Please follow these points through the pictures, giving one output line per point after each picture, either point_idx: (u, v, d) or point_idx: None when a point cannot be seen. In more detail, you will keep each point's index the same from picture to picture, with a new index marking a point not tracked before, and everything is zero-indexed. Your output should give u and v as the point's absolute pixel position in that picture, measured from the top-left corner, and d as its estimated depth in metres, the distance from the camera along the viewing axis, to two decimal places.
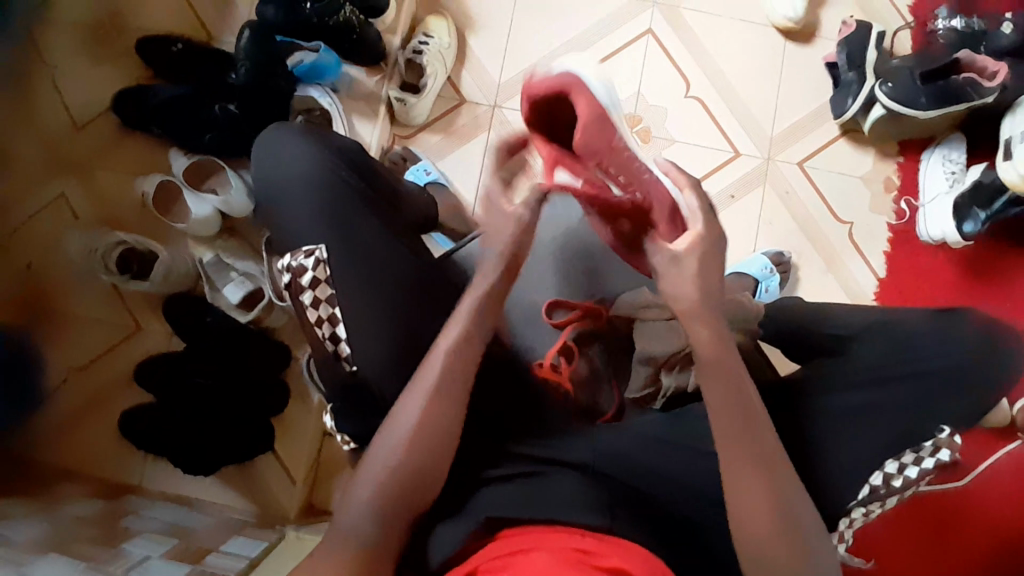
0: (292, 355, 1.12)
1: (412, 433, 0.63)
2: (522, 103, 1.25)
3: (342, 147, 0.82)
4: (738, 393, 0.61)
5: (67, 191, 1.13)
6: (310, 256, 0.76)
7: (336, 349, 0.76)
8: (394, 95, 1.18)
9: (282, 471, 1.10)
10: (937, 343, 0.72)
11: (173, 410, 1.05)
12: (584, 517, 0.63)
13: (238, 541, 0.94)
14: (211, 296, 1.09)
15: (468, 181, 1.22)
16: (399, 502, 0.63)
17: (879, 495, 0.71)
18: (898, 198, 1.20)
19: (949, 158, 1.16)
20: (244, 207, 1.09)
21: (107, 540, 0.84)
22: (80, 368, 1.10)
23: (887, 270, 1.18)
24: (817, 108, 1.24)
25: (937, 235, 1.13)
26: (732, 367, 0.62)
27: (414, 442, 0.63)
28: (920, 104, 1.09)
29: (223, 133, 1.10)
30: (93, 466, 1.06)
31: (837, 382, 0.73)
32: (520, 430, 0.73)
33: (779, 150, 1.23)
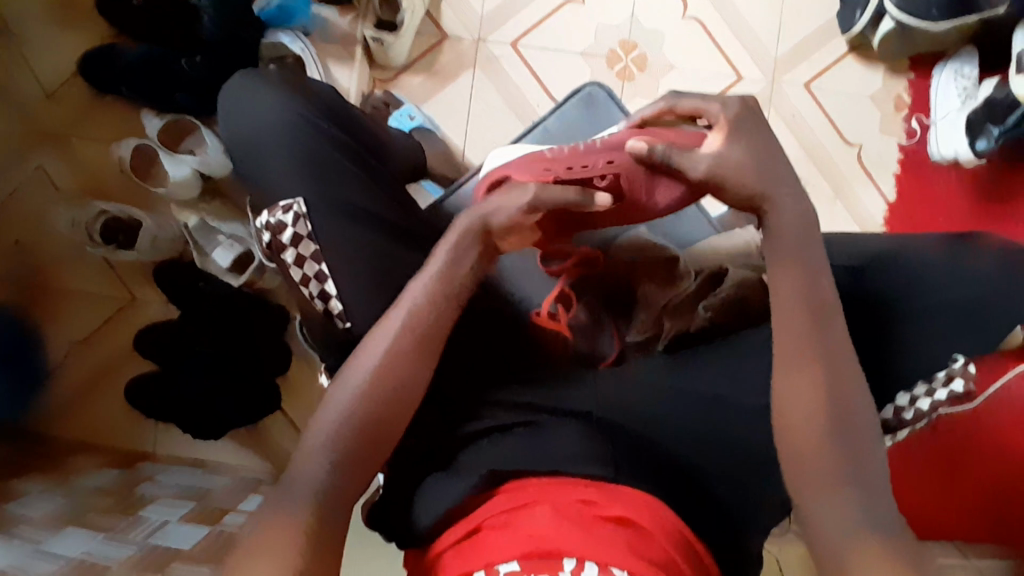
0: (290, 316, 1.10)
1: (398, 385, 0.60)
2: (508, 35, 1.17)
3: (318, 97, 0.78)
4: (801, 295, 0.61)
5: (43, 163, 1.11)
6: (288, 211, 0.70)
7: (327, 307, 0.70)
8: (370, 35, 1.09)
9: (292, 430, 1.11)
10: (951, 277, 0.69)
11: (179, 377, 1.05)
12: (588, 469, 0.63)
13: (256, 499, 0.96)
14: (201, 262, 1.06)
15: (457, 123, 1.16)
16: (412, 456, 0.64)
17: (891, 427, 0.71)
18: (909, 116, 1.14)
19: (962, 73, 1.07)
20: (223, 166, 1.04)
21: (126, 508, 0.87)
22: (81, 340, 1.10)
23: (897, 195, 1.14)
24: (824, 23, 1.15)
25: (949, 154, 1.07)
26: (800, 257, 0.62)
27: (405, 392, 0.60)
28: (931, 17, 1.00)
29: (194, 90, 1.04)
30: (108, 436, 1.08)
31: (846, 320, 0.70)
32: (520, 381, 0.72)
33: (784, 71, 1.16)
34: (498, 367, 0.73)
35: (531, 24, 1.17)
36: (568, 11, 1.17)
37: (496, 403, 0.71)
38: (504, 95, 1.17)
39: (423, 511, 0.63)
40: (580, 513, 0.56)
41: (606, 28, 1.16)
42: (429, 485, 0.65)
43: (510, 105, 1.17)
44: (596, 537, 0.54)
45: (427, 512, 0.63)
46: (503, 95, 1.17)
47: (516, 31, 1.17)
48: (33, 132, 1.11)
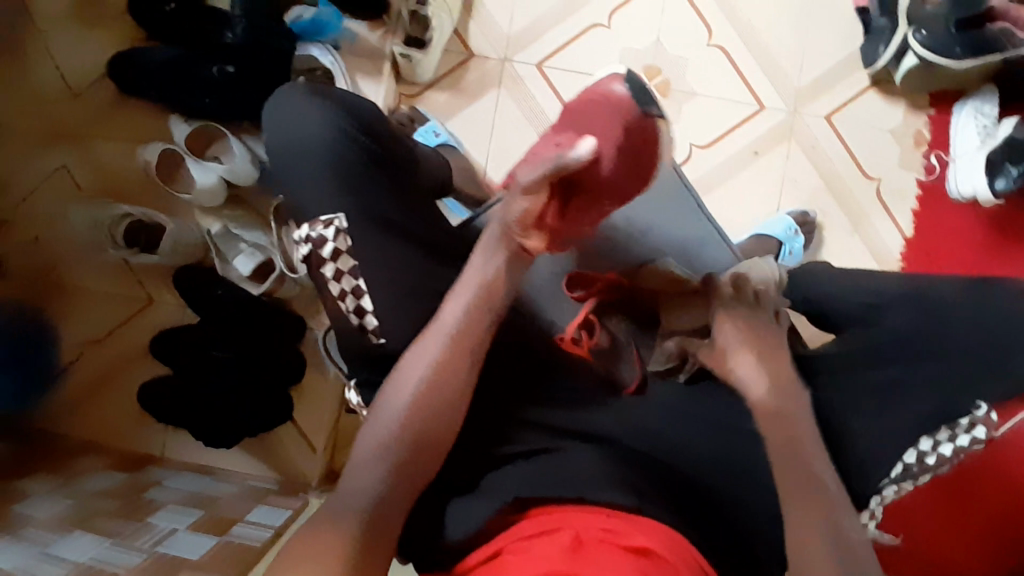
0: (306, 325, 1.11)
1: (436, 392, 0.64)
2: (533, 56, 1.18)
3: (355, 105, 0.78)
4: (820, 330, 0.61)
5: (68, 163, 1.12)
6: (329, 225, 0.71)
7: (361, 322, 0.72)
8: (399, 51, 1.11)
9: (302, 441, 1.10)
10: (973, 321, 0.70)
11: (193, 382, 1.05)
12: (612, 496, 0.61)
13: (262, 510, 0.95)
14: (222, 268, 1.07)
15: (479, 141, 1.17)
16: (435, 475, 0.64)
17: (912, 473, 0.69)
18: (928, 152, 1.14)
19: (982, 111, 1.09)
20: (248, 175, 1.05)
21: (134, 513, 0.86)
22: (97, 341, 1.10)
23: (914, 229, 1.14)
24: (847, 56, 1.16)
25: (968, 193, 1.08)
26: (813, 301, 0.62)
27: (441, 399, 0.64)
28: (955, 55, 1.02)
29: (223, 96, 1.05)
30: (117, 438, 1.08)
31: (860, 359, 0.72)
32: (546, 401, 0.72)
33: (805, 102, 1.17)
34: (524, 387, 0.73)
35: (556, 47, 1.18)
36: (594, 35, 1.18)
37: (523, 423, 0.71)
38: (527, 115, 1.18)
39: (450, 530, 0.64)
40: (601, 541, 0.55)
41: (630, 53, 1.18)
42: (456, 504, 0.66)
43: (533, 126, 1.17)
44: (620, 562, 0.52)
45: (454, 531, 0.63)
46: (526, 115, 1.18)
47: (542, 52, 1.18)
48: (58, 131, 1.12)
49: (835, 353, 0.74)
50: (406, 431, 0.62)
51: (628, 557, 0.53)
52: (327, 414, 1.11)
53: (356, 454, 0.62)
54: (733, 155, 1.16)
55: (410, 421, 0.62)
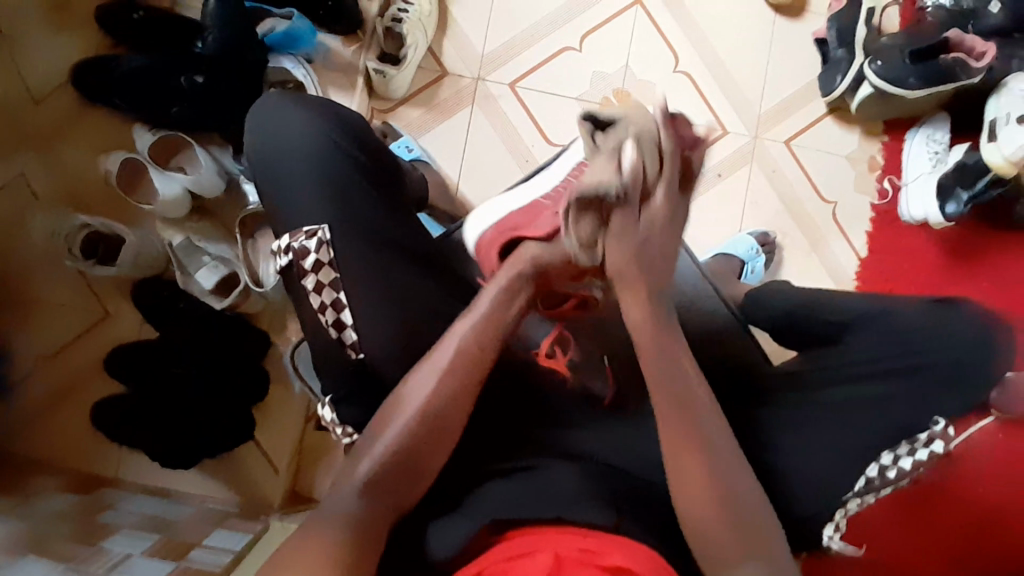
0: (271, 341, 1.08)
1: (433, 419, 0.65)
2: (507, 76, 1.20)
3: (348, 122, 0.79)
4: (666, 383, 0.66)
5: (26, 168, 1.07)
6: (312, 236, 0.71)
7: (340, 336, 0.72)
8: (372, 67, 1.11)
9: (265, 460, 1.07)
10: (932, 337, 0.74)
11: (153, 398, 1.01)
12: (590, 514, 0.62)
13: (222, 533, 0.91)
14: (183, 282, 1.03)
15: (451, 158, 1.18)
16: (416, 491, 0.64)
17: (875, 485, 0.72)
18: (881, 177, 1.20)
19: (934, 138, 1.16)
20: (213, 185, 1.03)
21: (86, 538, 0.82)
22: (46, 356, 1.05)
23: (869, 251, 1.19)
24: (806, 85, 1.22)
25: (919, 216, 1.14)
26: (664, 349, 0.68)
27: (437, 425, 0.65)
28: (909, 85, 1.08)
29: (193, 103, 1.02)
30: (65, 459, 1.02)
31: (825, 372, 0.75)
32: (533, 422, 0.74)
33: (767, 128, 1.21)
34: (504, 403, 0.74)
35: (529, 67, 1.20)
36: (566, 57, 1.21)
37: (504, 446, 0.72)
38: (500, 133, 1.19)
39: (428, 551, 0.62)
40: (581, 561, 0.55)
41: (601, 76, 1.21)
42: (435, 526, 0.64)
43: (506, 144, 1.19)
44: None
45: (437, 549, 0.62)
46: (499, 133, 1.19)
47: (516, 72, 1.20)
48: (14, 135, 1.07)
49: (801, 367, 0.77)
50: (401, 447, 0.64)
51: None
52: (292, 432, 1.08)
53: (349, 472, 0.63)
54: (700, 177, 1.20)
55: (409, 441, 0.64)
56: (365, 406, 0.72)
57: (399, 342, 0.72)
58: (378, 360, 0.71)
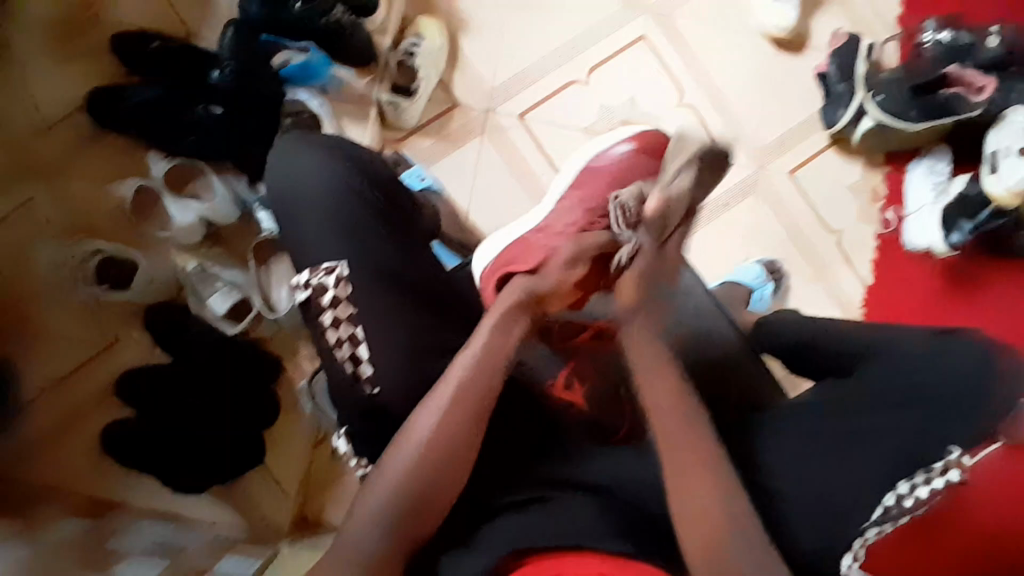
0: (281, 367, 1.08)
1: (439, 450, 0.65)
2: (516, 107, 1.23)
3: (358, 159, 0.80)
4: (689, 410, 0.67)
5: (36, 196, 1.10)
6: (331, 272, 0.73)
7: (356, 370, 0.72)
8: (386, 98, 1.16)
9: (273, 486, 1.07)
10: (948, 363, 0.72)
11: (162, 423, 1.01)
12: (610, 545, 0.62)
13: (232, 558, 0.91)
14: (196, 307, 1.05)
15: (460, 187, 1.20)
16: (427, 519, 0.64)
17: (892, 515, 0.69)
18: (885, 207, 1.22)
19: (935, 168, 1.18)
20: (228, 214, 1.05)
21: (94, 565, 0.81)
22: (57, 381, 1.06)
23: (874, 278, 1.20)
24: (808, 118, 1.24)
25: (924, 245, 1.15)
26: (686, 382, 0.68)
27: (445, 456, 0.66)
28: (910, 117, 1.12)
29: (210, 136, 1.05)
30: (71, 485, 1.01)
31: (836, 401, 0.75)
32: (548, 454, 0.74)
33: (771, 159, 1.24)
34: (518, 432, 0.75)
35: (538, 99, 1.23)
36: (574, 90, 1.24)
37: (520, 474, 0.73)
38: (508, 162, 1.21)
39: None
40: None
41: (608, 109, 1.24)
42: (451, 559, 0.65)
43: (515, 173, 1.21)
44: None
45: None
46: (507, 162, 1.21)
47: (525, 103, 1.23)
48: (27, 163, 1.10)
49: (813, 397, 0.77)
50: (411, 484, 0.64)
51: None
52: (300, 457, 1.08)
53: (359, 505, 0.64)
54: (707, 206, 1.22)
55: (418, 480, 0.64)
56: (379, 434, 0.72)
57: (414, 368, 0.73)
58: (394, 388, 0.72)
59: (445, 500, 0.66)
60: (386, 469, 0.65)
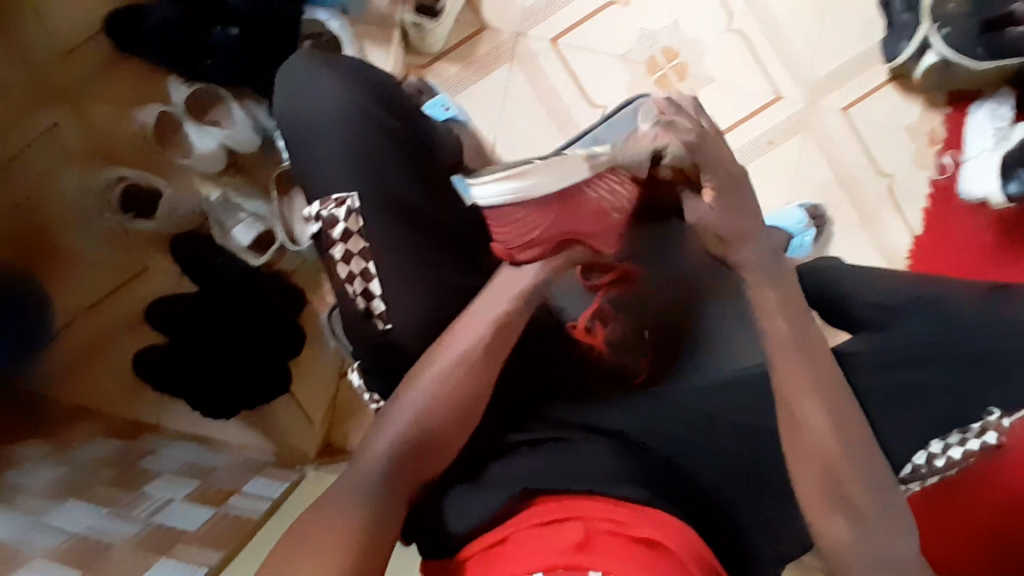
0: (307, 300, 1.09)
1: (457, 391, 0.66)
2: (548, 31, 1.15)
3: (380, 90, 0.77)
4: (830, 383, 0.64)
5: (59, 121, 1.08)
6: (341, 204, 0.71)
7: (368, 306, 0.71)
8: (410, 20, 1.07)
9: (301, 415, 1.09)
10: (995, 329, 0.68)
11: (190, 352, 1.04)
12: (625, 490, 0.62)
13: (261, 481, 0.95)
14: (220, 237, 1.05)
15: (488, 118, 1.14)
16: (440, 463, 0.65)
17: (921, 474, 0.69)
18: (941, 151, 1.12)
19: (997, 113, 1.07)
20: (249, 142, 1.03)
21: (129, 484, 0.86)
22: (90, 308, 1.08)
23: (924, 228, 1.12)
24: (868, 48, 1.13)
25: (979, 194, 1.05)
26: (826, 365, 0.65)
27: (463, 397, 0.66)
28: (976, 55, 1.01)
29: (228, 59, 1.02)
30: (109, 406, 1.06)
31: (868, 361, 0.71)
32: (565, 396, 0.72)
33: (823, 93, 1.14)
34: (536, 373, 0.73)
35: (571, 23, 1.15)
36: (611, 13, 1.15)
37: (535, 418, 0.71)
38: (539, 90, 1.15)
39: (458, 521, 0.63)
40: (610, 534, 0.57)
41: (647, 34, 1.14)
42: (460, 493, 0.65)
43: (545, 103, 1.15)
44: (632, 561, 0.55)
45: (459, 521, 0.63)
46: (537, 90, 1.15)
47: (557, 27, 1.15)
48: (51, 87, 1.08)
49: (848, 347, 0.72)
50: (430, 423, 0.64)
51: (631, 550, 0.56)
52: (327, 387, 1.10)
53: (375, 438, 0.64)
54: (749, 144, 1.14)
55: (427, 421, 0.64)
56: (393, 374, 0.73)
57: (432, 311, 0.71)
58: (409, 333, 0.71)
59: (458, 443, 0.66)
60: (400, 403, 0.66)
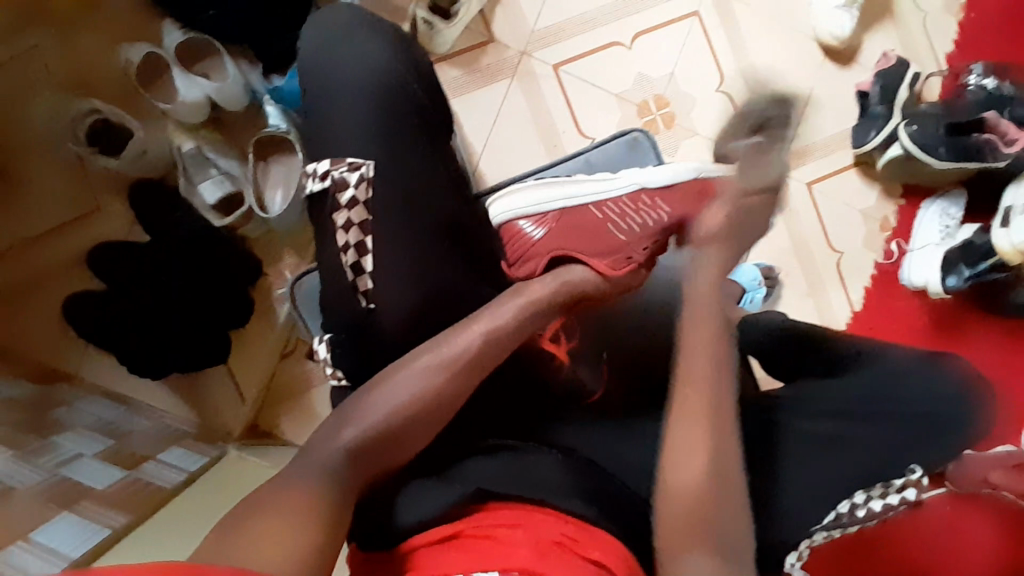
0: (261, 272, 1.05)
1: (426, 401, 0.64)
2: (552, 57, 1.18)
3: (415, 63, 0.75)
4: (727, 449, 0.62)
5: (41, 41, 1.03)
6: (355, 170, 0.70)
7: (355, 279, 0.70)
8: (422, 15, 1.10)
9: (232, 388, 1.04)
10: (933, 389, 0.74)
11: (129, 304, 0.98)
12: (573, 504, 0.60)
13: (177, 452, 0.89)
14: (184, 190, 1.00)
15: (479, 130, 1.16)
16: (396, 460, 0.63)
17: (842, 522, 0.70)
18: (890, 238, 1.21)
19: (947, 212, 1.18)
20: (237, 99, 1.00)
21: (35, 431, 0.79)
22: (26, 240, 1.02)
23: (863, 305, 1.20)
24: (839, 133, 1.23)
25: (919, 282, 1.15)
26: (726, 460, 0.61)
27: (427, 408, 0.64)
28: (938, 154, 1.11)
29: (228, 12, 0.98)
30: (27, 348, 0.99)
31: (830, 407, 0.74)
32: (527, 405, 0.74)
33: (792, 166, 1.22)
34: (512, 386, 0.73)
35: (574, 54, 1.19)
36: (614, 53, 1.20)
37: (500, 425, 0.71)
38: (534, 111, 1.18)
39: (400, 515, 0.60)
40: (557, 545, 0.56)
41: (644, 79, 1.20)
42: (413, 489, 0.62)
43: (537, 124, 1.18)
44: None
45: (408, 515, 0.60)
46: (532, 110, 1.18)
47: (562, 55, 1.19)
48: (36, 3, 1.02)
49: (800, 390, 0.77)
50: (393, 430, 0.62)
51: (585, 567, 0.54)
52: (265, 365, 1.05)
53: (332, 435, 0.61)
54: None
55: (391, 429, 0.62)
56: (358, 352, 0.71)
57: (408, 300, 0.70)
58: (387, 315, 0.70)
59: (417, 446, 0.64)
60: (365, 409, 0.63)
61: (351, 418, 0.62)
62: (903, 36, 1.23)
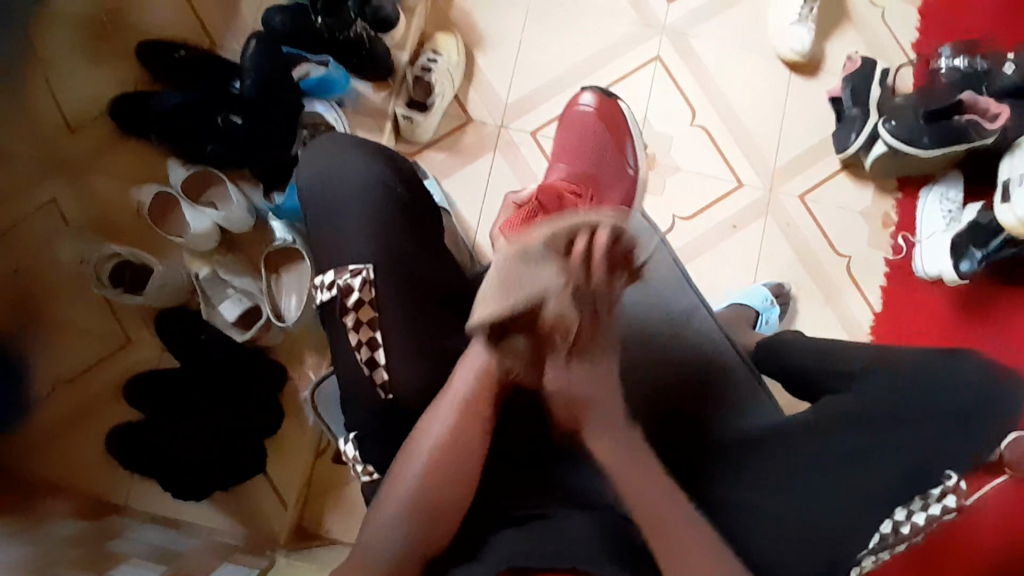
0: (288, 375, 1.09)
1: (440, 466, 0.64)
2: (529, 124, 1.24)
3: (400, 165, 0.82)
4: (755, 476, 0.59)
5: (57, 196, 1.11)
6: (357, 275, 0.74)
7: (373, 373, 0.72)
8: (401, 113, 1.19)
9: (274, 495, 1.07)
10: (961, 383, 0.72)
11: (167, 428, 1.02)
12: (608, 569, 0.60)
13: (229, 567, 0.90)
14: (206, 314, 1.06)
15: (471, 205, 1.22)
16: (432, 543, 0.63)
17: (888, 542, 0.70)
18: (895, 233, 1.21)
19: (947, 196, 1.18)
20: (243, 221, 1.07)
21: (93, 566, 0.81)
22: (65, 381, 1.07)
23: (884, 304, 1.19)
24: (820, 141, 1.25)
25: (934, 272, 1.14)
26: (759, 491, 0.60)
27: (444, 471, 0.64)
28: (921, 144, 1.11)
29: (225, 144, 1.06)
30: (76, 485, 1.03)
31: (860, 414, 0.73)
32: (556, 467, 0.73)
33: (781, 182, 1.24)
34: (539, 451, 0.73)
35: (549, 117, 1.25)
36: None
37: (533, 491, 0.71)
38: (520, 177, 1.23)
39: None
40: None
41: None
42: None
43: (525, 188, 1.23)
44: None
45: None
46: (518, 177, 1.23)
47: (538, 120, 1.25)
48: (49, 164, 1.11)
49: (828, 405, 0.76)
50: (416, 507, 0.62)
51: None
52: (302, 466, 1.08)
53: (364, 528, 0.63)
54: (714, 229, 1.22)
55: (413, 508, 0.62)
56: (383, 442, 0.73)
57: (423, 382, 0.73)
58: (403, 401, 0.72)
59: (448, 523, 0.64)
60: (386, 493, 0.64)
61: (381, 501, 0.64)
62: (864, 37, 1.26)
